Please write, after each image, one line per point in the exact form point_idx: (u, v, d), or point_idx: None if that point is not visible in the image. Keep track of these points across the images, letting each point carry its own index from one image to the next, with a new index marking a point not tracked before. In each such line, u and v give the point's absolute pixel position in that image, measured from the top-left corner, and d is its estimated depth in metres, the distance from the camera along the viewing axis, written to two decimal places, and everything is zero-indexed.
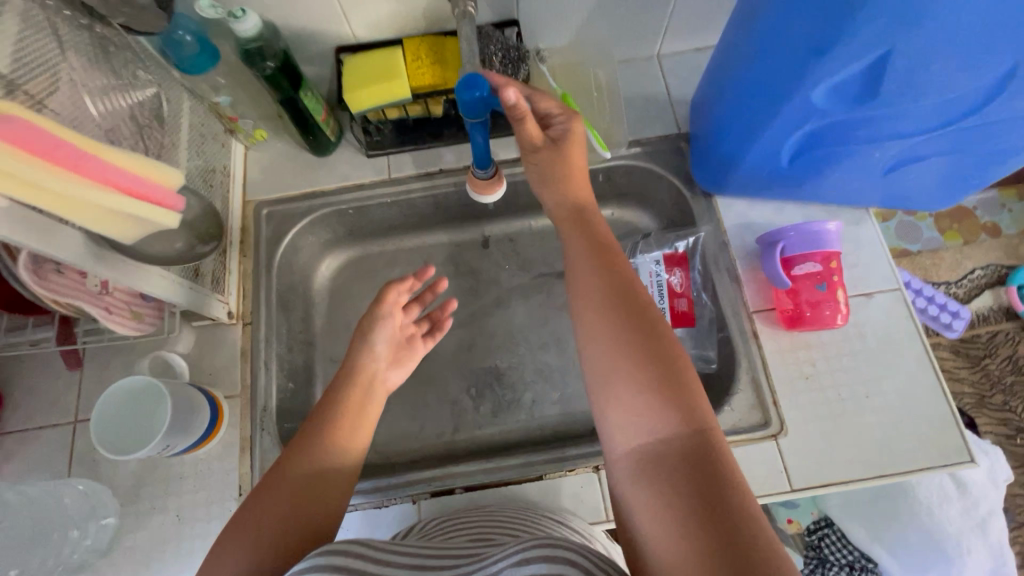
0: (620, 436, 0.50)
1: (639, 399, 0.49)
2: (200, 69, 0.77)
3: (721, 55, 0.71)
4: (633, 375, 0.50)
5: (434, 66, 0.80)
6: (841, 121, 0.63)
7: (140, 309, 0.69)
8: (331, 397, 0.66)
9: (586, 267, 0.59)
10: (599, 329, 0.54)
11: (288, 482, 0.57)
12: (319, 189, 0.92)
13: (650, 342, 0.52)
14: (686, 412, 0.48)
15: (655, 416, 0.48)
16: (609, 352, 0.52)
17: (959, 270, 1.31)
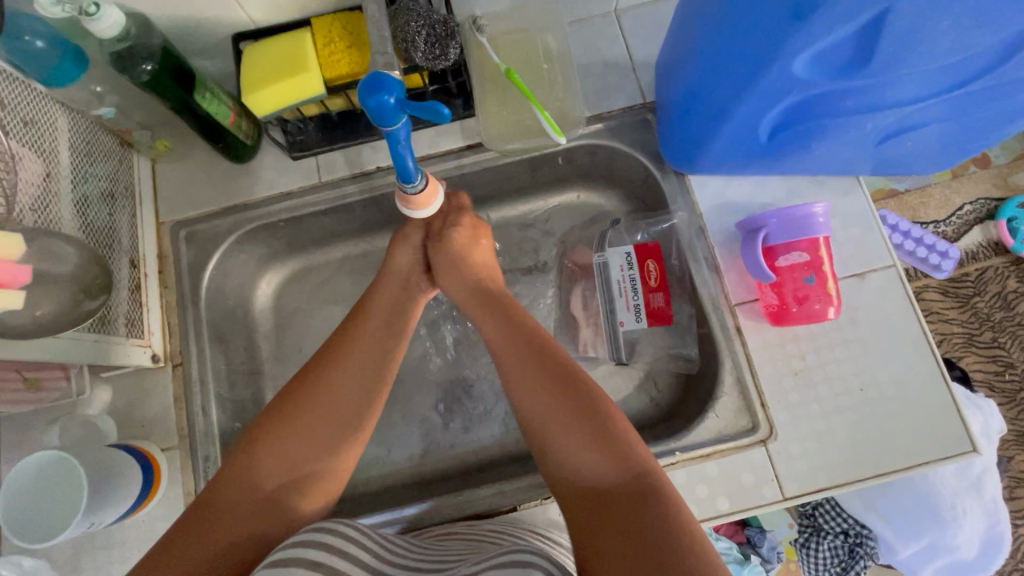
0: (570, 470, 0.52)
1: (576, 445, 0.52)
2: (66, 80, 0.63)
3: (682, 19, 0.60)
4: (564, 427, 0.53)
5: (351, 50, 0.67)
6: (826, 92, 0.54)
7: (36, 376, 0.61)
8: (336, 340, 0.64)
9: (494, 316, 0.64)
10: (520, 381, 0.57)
11: (301, 430, 0.56)
12: (243, 202, 0.80)
13: (577, 383, 0.55)
14: (622, 456, 0.50)
15: (599, 464, 0.50)
16: (534, 403, 0.55)
17: (947, 209, 1.18)
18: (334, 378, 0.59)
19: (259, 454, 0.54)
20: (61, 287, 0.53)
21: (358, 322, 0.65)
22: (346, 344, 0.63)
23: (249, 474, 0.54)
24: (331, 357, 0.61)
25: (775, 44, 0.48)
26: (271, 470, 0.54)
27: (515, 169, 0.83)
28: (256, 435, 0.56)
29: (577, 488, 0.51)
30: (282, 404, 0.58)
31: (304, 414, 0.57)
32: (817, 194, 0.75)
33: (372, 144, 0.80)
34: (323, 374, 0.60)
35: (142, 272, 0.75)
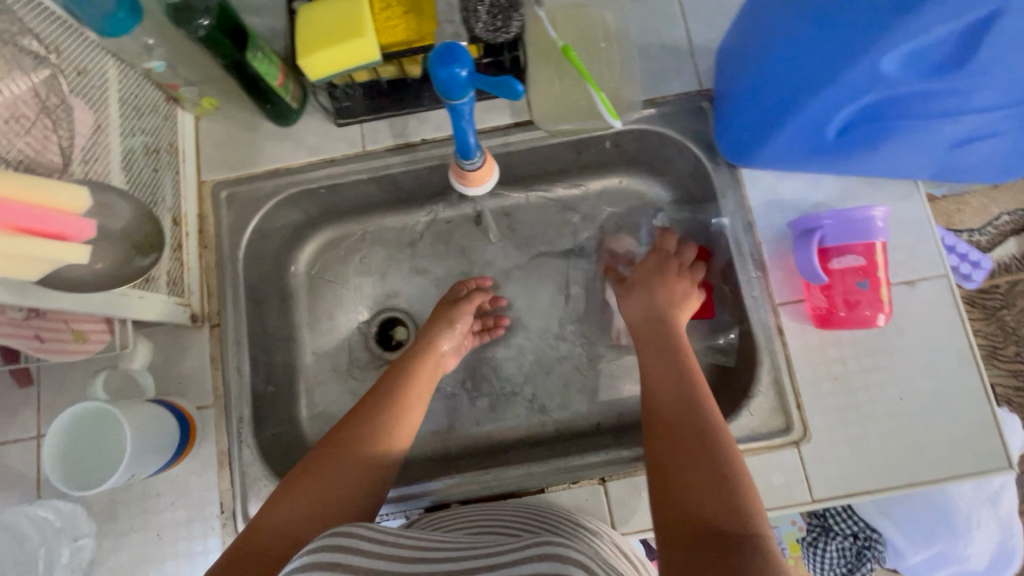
0: (675, 499, 0.51)
1: (692, 478, 0.52)
2: (122, 29, 0.62)
3: (759, 3, 0.58)
4: (688, 463, 0.54)
5: (408, 16, 0.66)
6: (910, 92, 0.52)
7: (82, 328, 0.61)
8: (377, 398, 0.69)
9: (659, 350, 0.68)
10: (662, 415, 0.60)
11: (322, 477, 0.60)
12: (285, 166, 0.79)
13: (706, 430, 0.56)
14: (730, 495, 0.50)
15: (702, 495, 0.50)
16: (665, 440, 0.57)
17: (986, 218, 1.15)
18: (372, 436, 0.65)
19: (294, 495, 0.59)
20: (113, 242, 0.52)
21: (395, 389, 0.70)
22: (378, 404, 0.68)
23: (278, 512, 0.57)
24: (370, 415, 0.67)
25: (875, 33, 0.46)
26: (300, 506, 0.58)
27: (561, 150, 0.81)
28: (297, 473, 0.61)
29: (679, 518, 0.50)
30: (326, 450, 0.63)
31: (329, 464, 0.61)
32: (872, 196, 0.73)
33: (418, 115, 0.79)
34: (357, 431, 0.65)
35: (183, 230, 0.75)
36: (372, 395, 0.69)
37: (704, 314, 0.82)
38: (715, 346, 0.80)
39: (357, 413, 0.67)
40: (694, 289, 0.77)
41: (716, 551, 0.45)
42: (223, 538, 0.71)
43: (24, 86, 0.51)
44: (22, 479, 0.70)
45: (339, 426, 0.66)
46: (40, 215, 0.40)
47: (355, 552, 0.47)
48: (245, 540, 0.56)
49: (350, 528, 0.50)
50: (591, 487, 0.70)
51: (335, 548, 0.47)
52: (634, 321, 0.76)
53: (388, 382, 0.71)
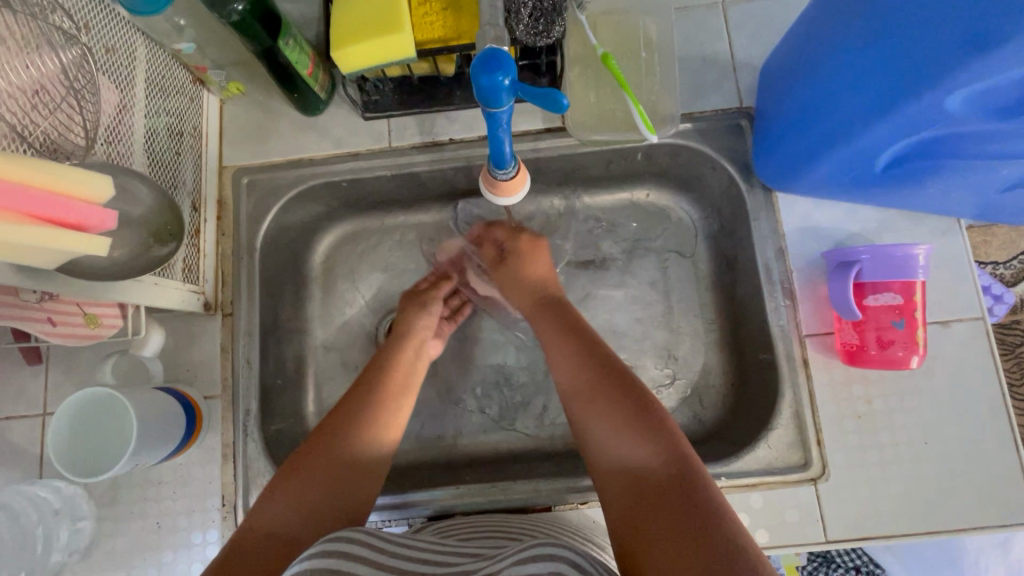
0: (610, 462, 0.54)
1: (620, 437, 0.55)
2: (157, 6, 0.58)
3: (816, 25, 0.55)
4: (610, 423, 0.56)
5: (446, 13, 0.63)
6: (968, 132, 0.50)
7: (95, 312, 0.59)
8: (360, 392, 0.65)
9: (543, 320, 0.68)
10: (571, 382, 0.61)
11: (311, 475, 0.57)
12: (308, 157, 0.78)
13: (622, 382, 0.58)
14: (660, 442, 0.53)
15: (637, 450, 0.53)
16: (584, 405, 0.59)
17: None
18: (361, 432, 0.61)
19: (282, 493, 0.56)
20: (132, 229, 0.51)
21: (378, 382, 0.67)
22: (362, 401, 0.64)
23: (266, 513, 0.55)
24: (356, 410, 0.63)
25: (935, 75, 0.44)
26: (290, 509, 0.55)
27: (591, 160, 0.79)
28: (284, 473, 0.58)
29: (619, 479, 0.53)
30: (312, 447, 0.59)
31: (314, 465, 0.58)
32: (912, 231, 0.70)
33: (447, 114, 0.77)
34: (344, 426, 0.61)
35: (201, 216, 0.74)
36: (354, 390, 0.66)
37: (725, 338, 0.79)
38: (734, 372, 0.78)
39: (340, 410, 0.63)
40: (554, 273, 0.77)
41: (659, 503, 0.49)
42: (223, 531, 0.70)
43: (51, 64, 0.50)
44: (25, 456, 0.69)
45: (323, 424, 0.62)
46: (59, 204, 0.39)
47: (355, 560, 0.48)
48: (232, 549, 0.52)
49: (351, 535, 0.50)
50: (599, 508, 0.70)
51: (335, 552, 0.48)
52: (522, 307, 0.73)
53: (371, 375, 0.68)
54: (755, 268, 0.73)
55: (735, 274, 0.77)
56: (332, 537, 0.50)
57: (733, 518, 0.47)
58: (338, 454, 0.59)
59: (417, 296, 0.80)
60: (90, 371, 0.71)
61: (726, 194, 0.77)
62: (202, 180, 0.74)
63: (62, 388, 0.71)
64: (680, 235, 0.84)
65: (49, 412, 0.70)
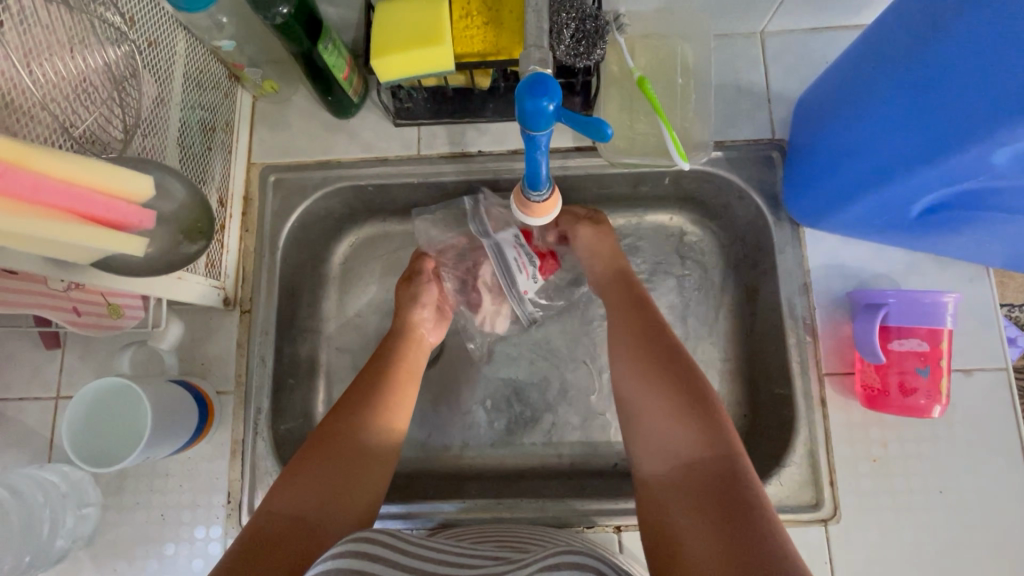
0: (652, 443, 0.57)
1: (666, 423, 0.57)
2: (198, 6, 0.58)
3: (860, 65, 0.55)
4: (659, 407, 0.58)
5: (487, 28, 0.63)
6: (1006, 186, 0.50)
7: (119, 303, 0.60)
8: (367, 382, 0.66)
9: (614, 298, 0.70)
10: (624, 362, 0.63)
11: (321, 462, 0.59)
12: (336, 159, 0.78)
13: (678, 371, 0.59)
14: (713, 436, 0.54)
15: (687, 439, 0.55)
16: (632, 386, 0.61)
17: None
18: (372, 422, 0.63)
19: (299, 479, 0.57)
20: (164, 225, 0.51)
21: (385, 372, 0.68)
22: (370, 389, 0.65)
23: (283, 501, 0.56)
24: (362, 400, 0.64)
25: (983, 130, 0.44)
26: (306, 494, 0.57)
27: (618, 180, 0.78)
28: (298, 460, 0.59)
29: (661, 461, 0.56)
30: (323, 437, 0.61)
31: (326, 453, 0.59)
32: (939, 276, 0.70)
33: (478, 125, 0.77)
34: (352, 417, 0.62)
35: (227, 212, 0.74)
36: (359, 380, 0.67)
37: (741, 369, 0.79)
38: (748, 404, 0.77)
39: (348, 399, 0.65)
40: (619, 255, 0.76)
41: (700, 490, 0.52)
42: (226, 527, 0.70)
43: (96, 59, 0.50)
44: (35, 439, 0.69)
45: (332, 415, 0.63)
46: (103, 203, 0.39)
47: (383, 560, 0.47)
48: (253, 533, 0.54)
49: (376, 536, 0.50)
50: (604, 534, 0.70)
51: (364, 553, 0.47)
52: (597, 279, 0.74)
53: (376, 364, 0.69)
54: (777, 302, 0.72)
55: (756, 305, 0.77)
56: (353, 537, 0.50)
57: (771, 512, 0.49)
58: (347, 443, 0.60)
59: (411, 286, 0.77)
60: (106, 358, 0.71)
61: (752, 225, 0.76)
62: (230, 176, 0.74)
63: (76, 374, 0.72)
64: (703, 261, 0.83)
65: (62, 396, 0.70)
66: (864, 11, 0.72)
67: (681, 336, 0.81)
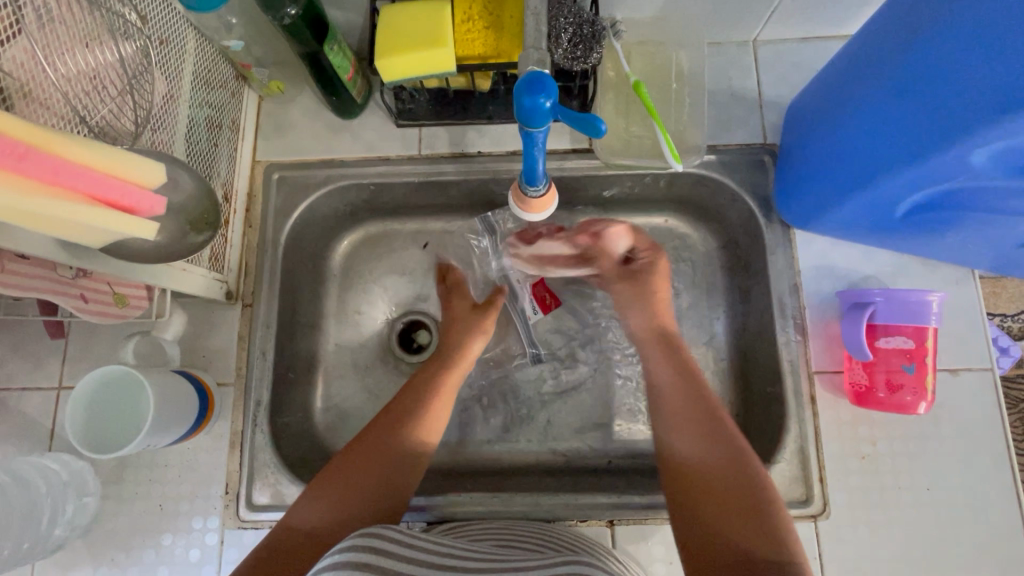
0: (704, 485, 0.58)
1: (706, 460, 0.59)
2: (209, 5, 0.60)
3: (848, 71, 0.57)
4: (706, 459, 0.59)
5: (488, 32, 0.66)
6: (987, 188, 0.52)
7: (124, 292, 0.61)
8: (408, 405, 0.69)
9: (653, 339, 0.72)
10: (675, 405, 0.64)
11: (342, 478, 0.62)
12: (340, 158, 0.80)
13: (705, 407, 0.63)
14: (742, 469, 0.58)
15: (719, 470, 0.58)
16: (669, 421, 0.64)
17: None
18: (398, 442, 0.65)
19: (321, 495, 0.60)
20: (173, 216, 0.52)
21: (421, 399, 0.69)
22: (403, 415, 0.67)
23: (302, 515, 0.59)
24: (395, 422, 0.67)
25: (962, 132, 0.46)
26: (322, 508, 0.59)
27: (615, 183, 0.80)
28: (325, 473, 0.62)
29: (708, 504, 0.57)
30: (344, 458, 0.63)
31: (348, 468, 0.62)
32: (927, 278, 0.71)
33: (479, 127, 0.79)
34: (382, 437, 0.65)
35: (232, 207, 0.76)
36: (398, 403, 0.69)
37: (734, 368, 0.80)
38: (740, 403, 0.79)
39: (382, 420, 0.67)
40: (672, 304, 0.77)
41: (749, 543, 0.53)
42: (224, 518, 0.71)
43: (111, 54, 0.52)
44: (37, 428, 0.70)
45: (364, 432, 0.66)
46: (116, 185, 0.41)
47: (389, 555, 0.49)
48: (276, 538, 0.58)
49: (380, 531, 0.51)
50: (597, 528, 0.71)
51: (367, 548, 0.49)
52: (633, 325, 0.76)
53: (414, 392, 0.70)
54: (769, 302, 0.74)
55: (748, 305, 0.78)
56: (363, 532, 0.51)
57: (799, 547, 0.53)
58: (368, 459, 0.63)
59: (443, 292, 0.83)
60: (109, 349, 0.73)
61: (745, 227, 0.78)
62: (234, 172, 0.76)
63: (79, 365, 0.73)
64: (697, 263, 0.85)
65: (65, 386, 0.71)
66: (853, 22, 0.75)
67: None
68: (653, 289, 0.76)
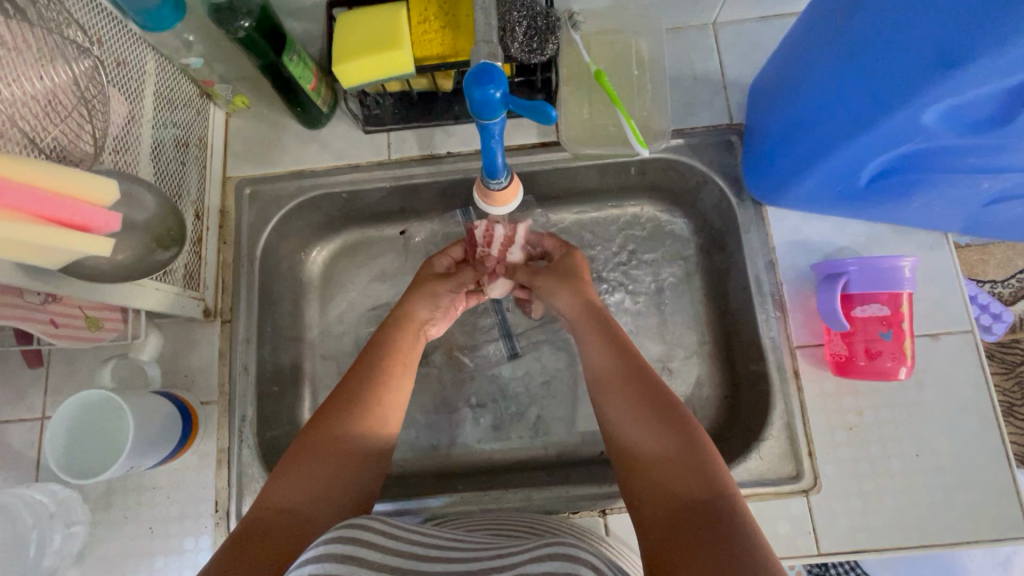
0: (652, 464, 0.52)
1: (649, 432, 0.54)
2: (164, 24, 0.61)
3: (798, 45, 0.57)
4: (650, 450, 0.53)
5: (444, 31, 0.66)
6: (945, 147, 0.52)
7: (97, 316, 0.62)
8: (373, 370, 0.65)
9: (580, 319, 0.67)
10: (612, 386, 0.58)
11: (317, 459, 0.57)
12: (309, 168, 0.80)
13: (637, 378, 0.58)
14: (679, 438, 0.52)
15: (659, 441, 0.53)
16: (612, 403, 0.58)
17: None
18: (371, 407, 0.62)
19: (290, 480, 0.56)
20: (135, 234, 0.52)
21: (375, 368, 0.65)
22: (365, 385, 0.63)
23: (276, 497, 0.55)
24: (356, 395, 0.62)
25: (912, 92, 0.46)
26: (299, 490, 0.55)
27: (586, 174, 0.80)
28: (292, 455, 0.58)
29: (649, 474, 0.52)
30: (309, 438, 0.58)
31: (323, 450, 0.58)
32: (900, 244, 0.72)
33: (446, 128, 0.79)
34: (345, 412, 0.61)
35: (204, 225, 0.76)
36: (356, 370, 0.65)
37: (719, 350, 0.80)
38: (728, 383, 0.78)
39: (342, 395, 0.62)
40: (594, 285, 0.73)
41: (691, 512, 0.48)
42: (215, 536, 0.70)
43: (63, 75, 0.52)
44: (22, 459, 0.70)
45: (322, 414, 0.61)
46: (69, 206, 0.41)
47: (372, 545, 0.47)
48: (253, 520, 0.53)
49: (367, 522, 0.49)
50: (590, 518, 0.71)
51: (352, 539, 0.47)
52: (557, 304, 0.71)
53: (374, 360, 0.66)
54: (746, 280, 0.74)
55: (727, 285, 0.78)
56: (347, 523, 0.49)
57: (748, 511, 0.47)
58: (340, 435, 0.59)
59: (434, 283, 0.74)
60: (90, 374, 0.72)
61: (718, 208, 0.78)
62: (204, 190, 0.76)
63: (59, 393, 0.72)
64: (676, 248, 0.85)
65: (47, 416, 0.71)
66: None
67: (659, 322, 0.83)
68: (576, 273, 0.72)
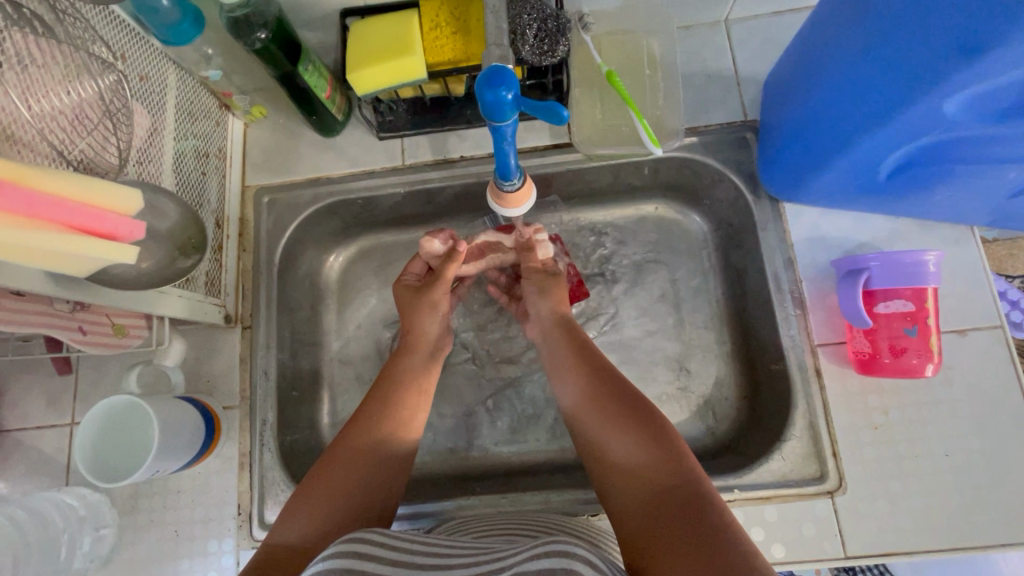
0: (629, 469, 0.54)
1: (624, 438, 0.56)
2: (185, 38, 0.63)
3: (813, 38, 0.57)
4: (628, 458, 0.54)
5: (456, 37, 0.66)
6: (961, 138, 0.51)
7: (122, 322, 0.64)
8: (383, 394, 0.67)
9: (559, 337, 0.69)
10: (588, 397, 0.61)
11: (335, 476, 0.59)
12: (326, 175, 0.81)
13: (612, 387, 0.61)
14: (654, 442, 0.54)
15: (635, 447, 0.55)
16: (589, 414, 0.60)
17: None
18: (382, 429, 0.64)
19: (297, 509, 0.57)
20: (159, 243, 0.53)
21: (389, 394, 0.67)
22: (384, 403, 0.66)
23: (283, 531, 0.56)
24: (365, 419, 0.64)
25: (929, 83, 0.46)
26: (304, 525, 0.56)
27: (598, 174, 0.80)
28: (299, 490, 0.58)
29: (628, 479, 0.53)
30: (328, 455, 0.61)
31: (341, 462, 0.60)
32: (923, 239, 0.70)
33: (459, 132, 0.80)
34: (355, 439, 0.62)
35: (224, 233, 0.77)
36: (370, 398, 0.67)
37: (738, 350, 0.79)
38: (749, 383, 0.77)
39: (356, 421, 0.64)
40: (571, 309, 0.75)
41: (669, 510, 0.48)
42: (238, 539, 0.71)
43: (90, 90, 0.53)
44: (53, 464, 0.72)
45: (337, 440, 0.63)
46: (95, 215, 0.43)
47: (373, 558, 0.47)
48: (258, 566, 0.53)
49: (365, 535, 0.50)
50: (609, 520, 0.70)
51: (353, 552, 0.47)
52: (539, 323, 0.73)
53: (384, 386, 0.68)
54: (764, 278, 0.73)
55: (745, 283, 0.77)
56: (348, 538, 0.49)
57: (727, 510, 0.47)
58: (349, 464, 0.60)
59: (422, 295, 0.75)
60: (117, 381, 0.74)
61: (734, 206, 0.77)
62: (224, 199, 0.77)
63: (88, 400, 0.74)
64: (692, 247, 0.84)
65: (76, 422, 0.73)
66: None
67: (676, 322, 0.82)
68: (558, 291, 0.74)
